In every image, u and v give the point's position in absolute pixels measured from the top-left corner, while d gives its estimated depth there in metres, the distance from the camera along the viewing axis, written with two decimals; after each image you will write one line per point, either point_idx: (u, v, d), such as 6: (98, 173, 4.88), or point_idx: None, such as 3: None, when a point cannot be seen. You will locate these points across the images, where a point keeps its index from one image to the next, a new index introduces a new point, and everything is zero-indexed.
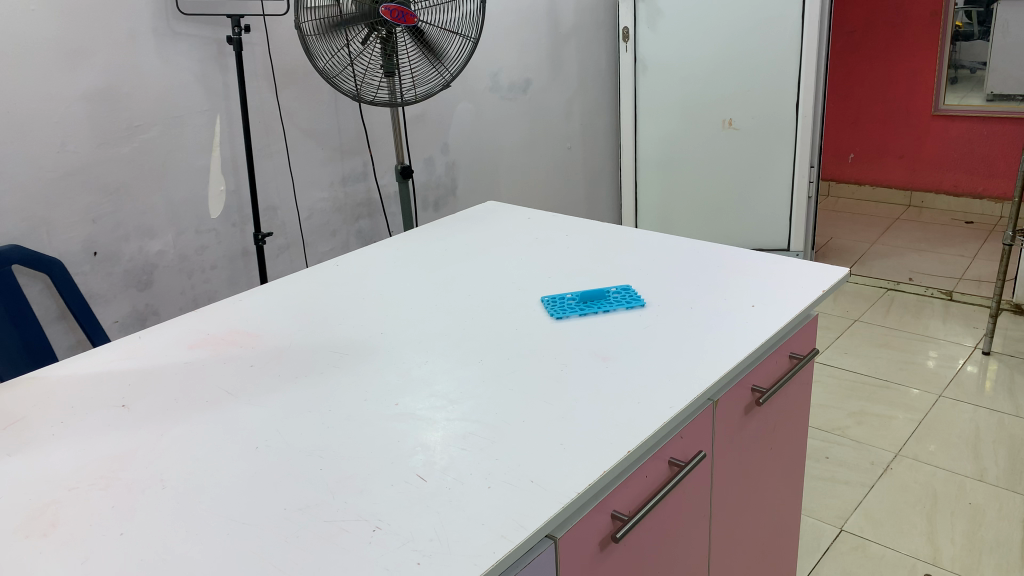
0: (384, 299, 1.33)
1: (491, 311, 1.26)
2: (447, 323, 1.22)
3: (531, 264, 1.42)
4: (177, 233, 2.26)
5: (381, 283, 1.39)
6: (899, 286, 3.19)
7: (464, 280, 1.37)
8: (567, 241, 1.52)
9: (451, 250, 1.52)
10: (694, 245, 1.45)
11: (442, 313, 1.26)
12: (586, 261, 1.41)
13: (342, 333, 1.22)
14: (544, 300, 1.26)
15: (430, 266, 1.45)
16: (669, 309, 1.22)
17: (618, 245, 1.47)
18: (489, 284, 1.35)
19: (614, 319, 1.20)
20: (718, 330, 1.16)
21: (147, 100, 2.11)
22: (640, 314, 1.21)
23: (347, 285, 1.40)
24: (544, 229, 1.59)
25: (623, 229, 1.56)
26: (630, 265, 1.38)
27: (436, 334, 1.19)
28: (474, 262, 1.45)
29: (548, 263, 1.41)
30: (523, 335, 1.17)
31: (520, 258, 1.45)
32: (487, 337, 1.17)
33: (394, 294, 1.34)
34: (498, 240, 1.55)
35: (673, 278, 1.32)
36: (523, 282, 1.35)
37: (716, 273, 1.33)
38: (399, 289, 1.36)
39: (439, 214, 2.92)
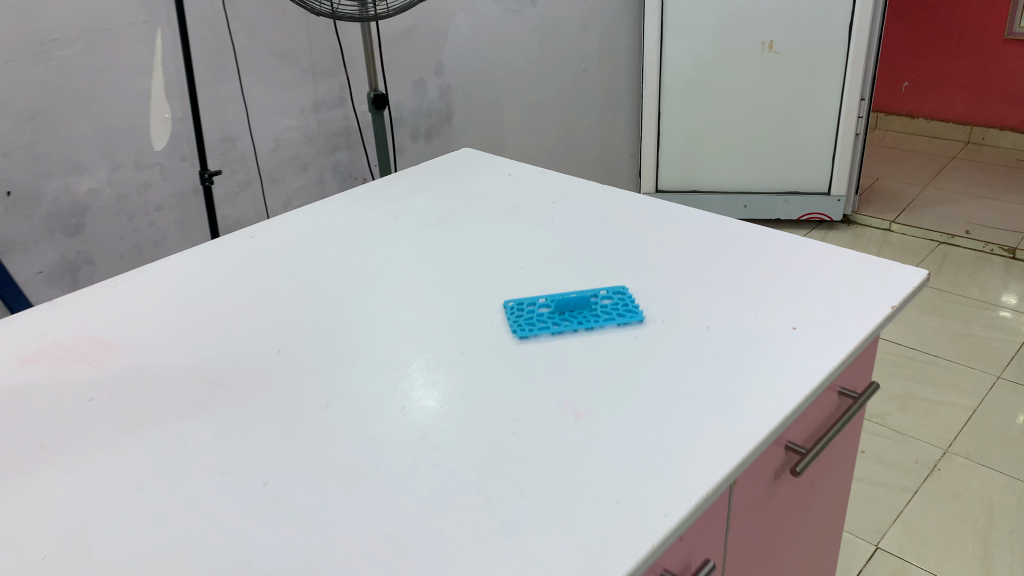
0: (299, 294, 0.99)
1: (435, 321, 0.92)
2: (370, 339, 0.89)
3: (501, 248, 1.07)
4: (112, 168, 1.93)
5: (303, 266, 1.06)
6: (954, 238, 2.80)
7: (409, 269, 1.04)
8: (552, 212, 1.17)
9: (403, 218, 1.17)
10: (717, 224, 1.10)
11: (369, 321, 0.93)
12: (572, 247, 1.06)
13: (228, 347, 0.89)
14: (507, 309, 0.92)
15: (369, 244, 1.11)
16: (678, 331, 0.87)
17: (619, 221, 1.12)
18: (441, 277, 1.01)
19: (601, 345, 0.86)
20: (747, 366, 0.81)
21: (65, 8, 1.74)
22: (636, 336, 0.87)
23: (257, 266, 1.06)
24: (524, 193, 1.23)
25: (624, 194, 1.21)
26: (629, 255, 1.03)
27: (351, 359, 0.86)
28: (428, 239, 1.11)
29: (523, 248, 1.07)
30: (469, 366, 0.84)
31: (488, 238, 1.10)
32: (419, 367, 0.84)
33: (314, 286, 1.01)
34: (464, 207, 1.20)
35: (686, 280, 0.97)
36: (487, 275, 1.01)
37: (745, 271, 0.98)
38: (323, 278, 1.03)
39: (430, 145, 2.56)
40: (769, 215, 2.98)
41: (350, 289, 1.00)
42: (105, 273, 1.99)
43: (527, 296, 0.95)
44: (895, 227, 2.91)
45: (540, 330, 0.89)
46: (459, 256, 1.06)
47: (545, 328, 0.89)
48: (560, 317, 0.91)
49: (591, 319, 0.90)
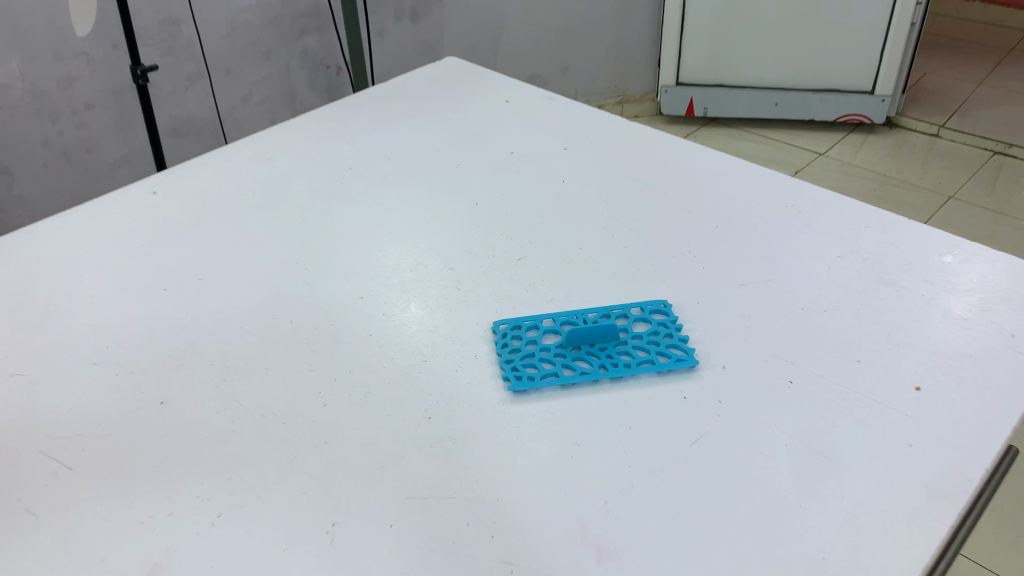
0: (207, 297, 0.70)
1: (393, 356, 0.64)
2: (299, 389, 0.61)
3: (491, 227, 0.77)
4: (24, 60, 1.57)
5: (218, 246, 0.76)
6: (1011, 147, 2.46)
7: (362, 258, 0.74)
8: (563, 166, 0.86)
9: (362, 170, 0.86)
10: (793, 197, 0.80)
11: (302, 350, 0.65)
12: (592, 229, 0.76)
13: (91, 392, 0.61)
14: (496, 340, 0.64)
15: (312, 210, 0.81)
16: (751, 390, 0.59)
17: (655, 187, 0.82)
18: (408, 273, 0.72)
19: (635, 412, 0.58)
20: (860, 466, 0.54)
21: None
22: (688, 398, 0.59)
23: (155, 243, 0.77)
24: (528, 134, 0.92)
25: (663, 141, 0.89)
26: (674, 247, 0.74)
27: (266, 426, 0.58)
28: (393, 206, 0.81)
29: (524, 228, 0.77)
30: (438, 446, 0.56)
31: (476, 207, 0.80)
32: (365, 448, 0.56)
33: (229, 284, 0.72)
34: (446, 154, 0.89)
35: (756, 296, 0.68)
36: (471, 274, 0.72)
37: (840, 285, 0.69)
38: (243, 269, 0.73)
39: (417, 28, 2.18)
40: (802, 115, 2.62)
41: (277, 289, 0.71)
42: (29, 185, 1.69)
43: (528, 316, 0.66)
44: (944, 133, 2.56)
45: (544, 377, 0.61)
46: (433, 236, 0.76)
47: (551, 377, 0.61)
48: (574, 356, 0.63)
49: (618, 362, 0.62)
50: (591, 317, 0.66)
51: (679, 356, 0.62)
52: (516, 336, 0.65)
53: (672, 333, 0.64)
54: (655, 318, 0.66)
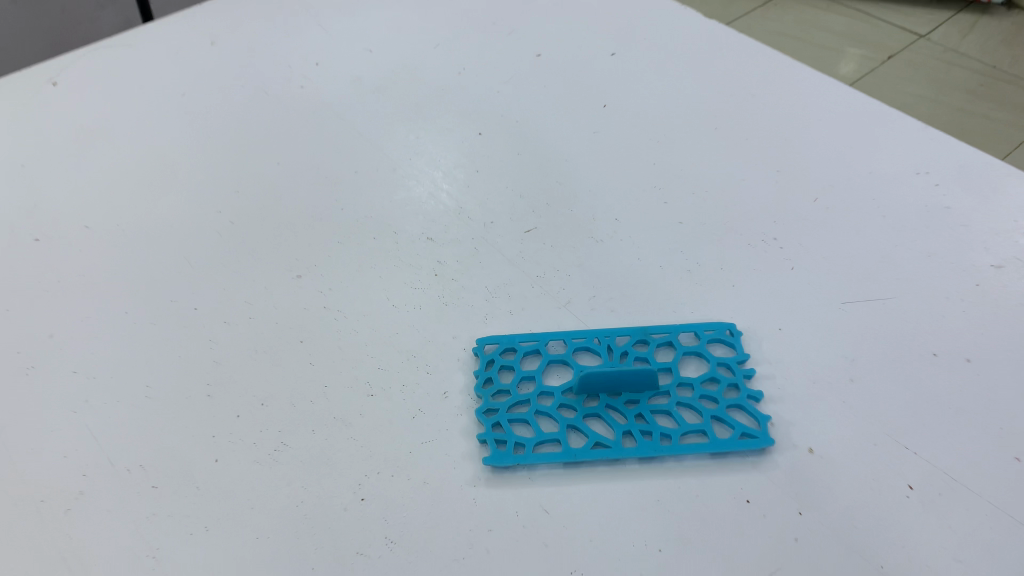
0: (91, 258, 0.50)
1: (325, 386, 0.44)
2: (186, 431, 0.42)
3: (494, 174, 0.55)
4: None
5: (120, 177, 0.55)
6: None
7: (310, 211, 0.53)
8: (605, 82, 0.62)
9: (331, 69, 0.63)
10: (932, 157, 0.55)
11: (202, 359, 0.45)
12: (635, 191, 0.54)
13: None
14: (482, 375, 0.44)
15: (254, 128, 0.59)
16: (847, 508, 0.39)
17: (733, 127, 0.58)
18: (369, 242, 0.51)
19: (671, 529, 0.38)
20: None
21: None
22: (754, 506, 0.39)
23: (39, 167, 0.56)
24: (561, 29, 0.67)
25: (748, 50, 0.64)
26: (753, 233, 0.51)
27: (126, 492, 0.40)
28: (366, 129, 0.58)
29: (541, 182, 0.55)
30: (364, 559, 0.37)
31: (478, 139, 0.57)
32: (265, 553, 0.38)
33: (122, 241, 0.52)
34: (447, 51, 0.65)
35: (865, 331, 0.46)
36: (457, 251, 0.50)
37: (991, 319, 0.46)
38: (147, 216, 0.53)
39: None
40: None
41: (187, 254, 0.51)
42: None
43: (531, 334, 0.45)
44: None
45: (537, 449, 0.41)
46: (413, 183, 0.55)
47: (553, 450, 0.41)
48: (588, 411, 0.42)
49: (652, 432, 0.41)
50: (619, 344, 0.45)
51: (743, 430, 0.41)
52: (508, 366, 0.44)
53: (736, 386, 0.43)
54: (716, 353, 0.45)
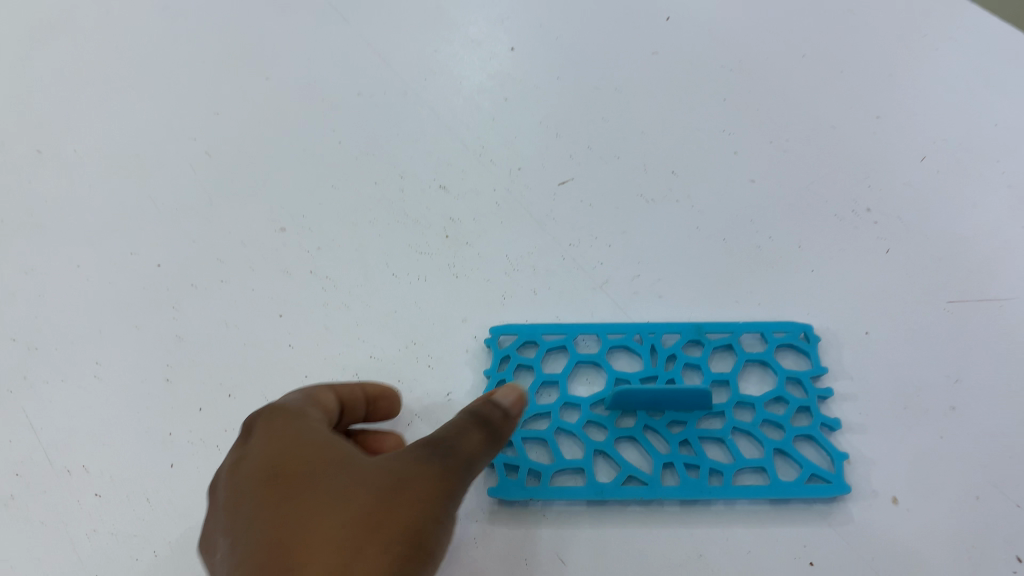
0: (41, 194, 0.42)
1: (305, 375, 0.36)
2: (138, 424, 0.36)
3: (526, 104, 0.45)
4: None
5: (80, 88, 0.46)
6: None
7: (300, 143, 0.44)
8: None
9: None
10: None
11: (162, 332, 0.38)
12: (698, 136, 0.43)
13: None
14: (495, 377, 0.36)
15: (241, 30, 0.49)
16: None
17: (829, 55, 0.46)
18: (369, 188, 0.42)
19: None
20: None
21: None
22: (819, 571, 0.32)
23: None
24: None
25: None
26: (843, 201, 0.41)
27: (64, 499, 0.34)
28: (374, 36, 0.48)
29: (583, 119, 0.44)
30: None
31: (510, 56, 0.47)
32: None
33: (78, 170, 0.43)
34: None
35: (974, 344, 0.37)
36: (474, 206, 0.41)
37: None
38: (109, 139, 0.44)
39: None
40: None
41: (153, 193, 0.42)
42: None
43: (558, 324, 0.37)
44: None
45: (556, 480, 0.34)
46: (427, 111, 0.45)
47: (576, 484, 0.33)
48: (621, 433, 0.35)
49: (699, 468, 0.34)
50: (666, 343, 0.36)
51: (813, 471, 0.33)
52: (528, 366, 0.36)
53: (808, 410, 0.35)
54: (784, 362, 0.36)
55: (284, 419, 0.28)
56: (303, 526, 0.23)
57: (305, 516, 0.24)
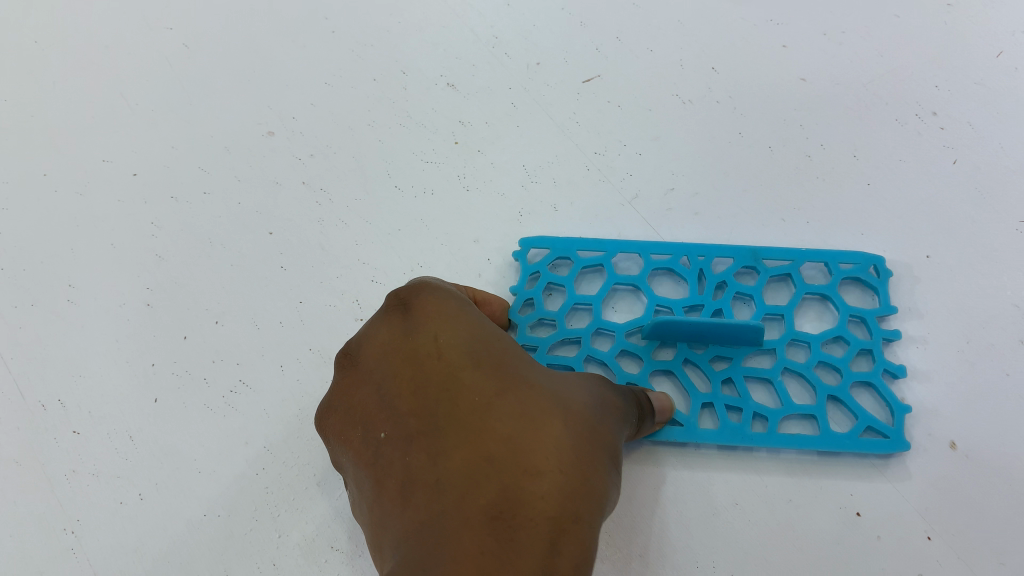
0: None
1: (300, 302, 0.33)
2: (118, 354, 0.32)
3: None
4: None
5: None
6: None
7: (288, 33, 0.39)
8: None
9: None
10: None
11: (139, 251, 0.34)
12: (741, 27, 0.38)
13: None
14: (520, 297, 0.32)
15: None
16: (1000, 536, 0.29)
17: None
18: (368, 85, 0.37)
19: (751, 553, 0.28)
20: None
21: None
22: (868, 523, 0.29)
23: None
24: None
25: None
26: (906, 103, 0.36)
27: (40, 438, 0.31)
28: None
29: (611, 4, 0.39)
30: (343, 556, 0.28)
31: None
32: (213, 539, 0.29)
33: (39, 67, 0.38)
34: None
35: None
36: (487, 107, 0.37)
37: None
38: (72, 30, 0.39)
39: None
40: None
41: (125, 92, 0.38)
42: None
43: (597, 241, 0.33)
44: None
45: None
46: None
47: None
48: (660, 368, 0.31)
49: (743, 411, 0.30)
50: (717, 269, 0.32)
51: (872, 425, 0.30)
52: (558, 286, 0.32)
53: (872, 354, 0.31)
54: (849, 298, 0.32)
55: (443, 303, 0.23)
56: (539, 446, 0.19)
57: (533, 431, 0.19)
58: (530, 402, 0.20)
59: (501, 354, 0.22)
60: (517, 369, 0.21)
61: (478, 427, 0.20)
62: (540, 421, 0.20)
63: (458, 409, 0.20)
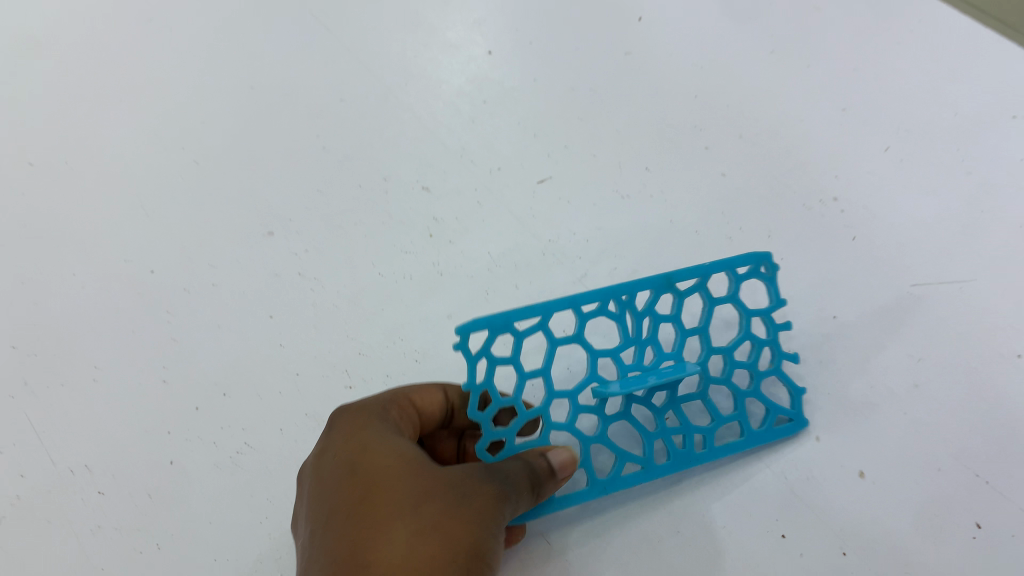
0: (36, 205, 0.44)
1: (297, 374, 0.38)
2: (138, 424, 0.37)
3: (503, 104, 0.47)
4: None
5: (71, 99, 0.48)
6: None
7: (285, 150, 0.45)
8: None
9: None
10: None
11: (156, 335, 0.39)
12: (670, 133, 0.45)
13: None
14: (474, 391, 0.30)
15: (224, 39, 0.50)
16: (902, 551, 0.33)
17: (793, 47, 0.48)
18: (354, 190, 0.44)
19: None
20: None
21: None
22: (792, 543, 0.34)
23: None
24: None
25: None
26: (810, 192, 0.43)
27: (68, 499, 0.35)
28: (355, 43, 0.49)
29: (559, 117, 0.46)
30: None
31: (488, 60, 0.48)
32: None
33: (69, 182, 0.45)
34: None
35: (936, 322, 0.39)
36: (456, 205, 0.43)
37: None
38: (97, 150, 0.46)
39: None
40: None
41: (144, 201, 0.44)
42: None
43: (529, 306, 0.30)
44: None
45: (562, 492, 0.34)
46: (408, 113, 0.46)
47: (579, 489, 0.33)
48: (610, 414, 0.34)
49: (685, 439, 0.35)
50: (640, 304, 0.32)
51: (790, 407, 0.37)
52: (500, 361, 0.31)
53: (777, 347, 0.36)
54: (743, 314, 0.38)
55: (362, 432, 0.30)
56: (373, 545, 0.26)
57: (374, 533, 0.26)
58: (378, 510, 0.27)
59: (383, 472, 0.28)
60: (388, 485, 0.28)
61: (342, 533, 0.27)
62: (384, 525, 0.26)
63: (335, 512, 0.27)
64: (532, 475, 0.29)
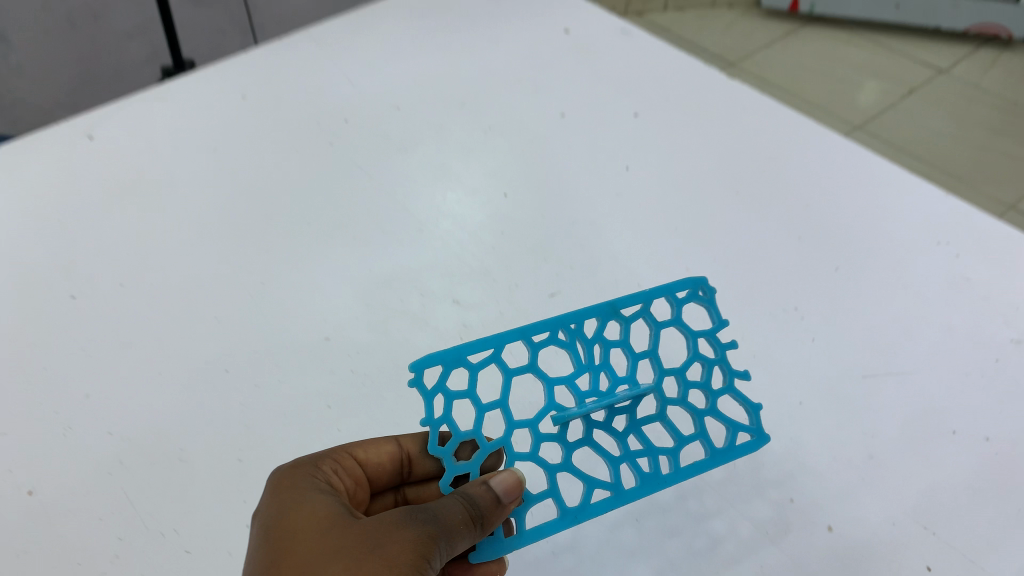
0: (128, 316, 0.52)
1: None
2: (218, 496, 0.43)
3: (519, 235, 0.56)
4: None
5: (156, 232, 0.57)
6: None
7: (339, 274, 0.54)
8: (628, 143, 0.63)
9: (364, 126, 0.65)
10: (954, 227, 0.56)
11: (234, 422, 0.46)
12: (659, 253, 0.55)
13: None
14: (434, 423, 0.35)
15: (286, 185, 0.60)
16: None
17: (754, 193, 0.59)
18: (399, 304, 0.52)
19: None
20: None
21: None
22: None
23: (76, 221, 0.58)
24: (584, 88, 0.69)
25: (770, 112, 0.66)
26: (777, 303, 0.52)
27: (161, 559, 0.41)
28: (393, 189, 0.60)
29: (566, 244, 0.56)
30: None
31: (505, 201, 0.59)
32: None
33: (156, 298, 0.53)
34: (474, 111, 0.67)
35: (886, 406, 0.47)
36: (483, 317, 0.52)
37: (1003, 395, 0.47)
38: (179, 272, 0.54)
39: None
40: None
41: (220, 314, 0.52)
42: None
43: (480, 342, 0.36)
44: None
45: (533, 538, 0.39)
46: (440, 243, 0.56)
47: (551, 521, 0.35)
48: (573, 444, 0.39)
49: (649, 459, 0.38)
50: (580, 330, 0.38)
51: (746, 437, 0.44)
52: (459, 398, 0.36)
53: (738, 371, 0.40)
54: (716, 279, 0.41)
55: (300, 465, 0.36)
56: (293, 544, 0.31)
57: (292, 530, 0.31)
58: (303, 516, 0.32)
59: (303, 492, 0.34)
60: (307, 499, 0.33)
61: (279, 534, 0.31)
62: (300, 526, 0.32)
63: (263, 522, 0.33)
64: (469, 510, 0.32)
